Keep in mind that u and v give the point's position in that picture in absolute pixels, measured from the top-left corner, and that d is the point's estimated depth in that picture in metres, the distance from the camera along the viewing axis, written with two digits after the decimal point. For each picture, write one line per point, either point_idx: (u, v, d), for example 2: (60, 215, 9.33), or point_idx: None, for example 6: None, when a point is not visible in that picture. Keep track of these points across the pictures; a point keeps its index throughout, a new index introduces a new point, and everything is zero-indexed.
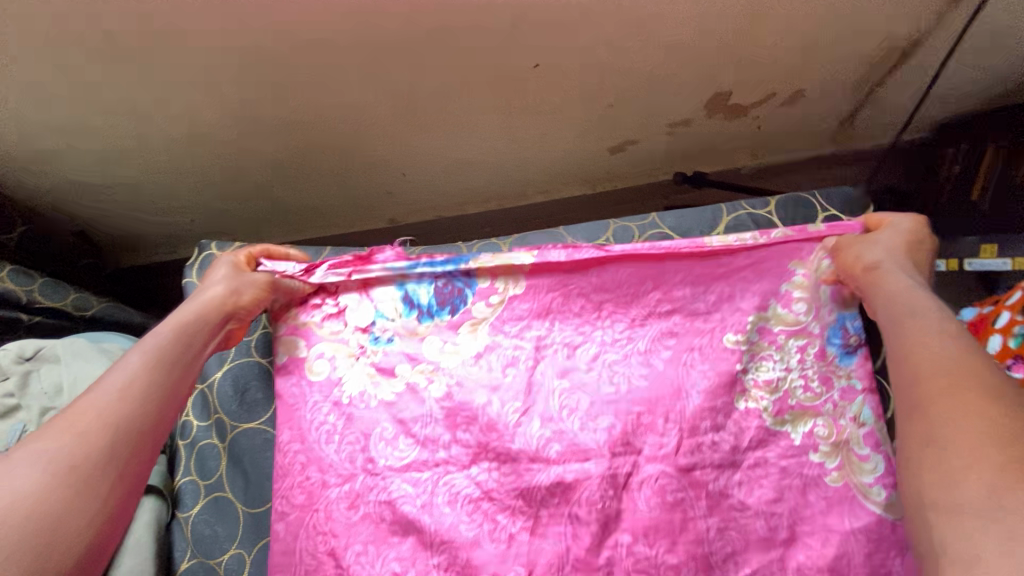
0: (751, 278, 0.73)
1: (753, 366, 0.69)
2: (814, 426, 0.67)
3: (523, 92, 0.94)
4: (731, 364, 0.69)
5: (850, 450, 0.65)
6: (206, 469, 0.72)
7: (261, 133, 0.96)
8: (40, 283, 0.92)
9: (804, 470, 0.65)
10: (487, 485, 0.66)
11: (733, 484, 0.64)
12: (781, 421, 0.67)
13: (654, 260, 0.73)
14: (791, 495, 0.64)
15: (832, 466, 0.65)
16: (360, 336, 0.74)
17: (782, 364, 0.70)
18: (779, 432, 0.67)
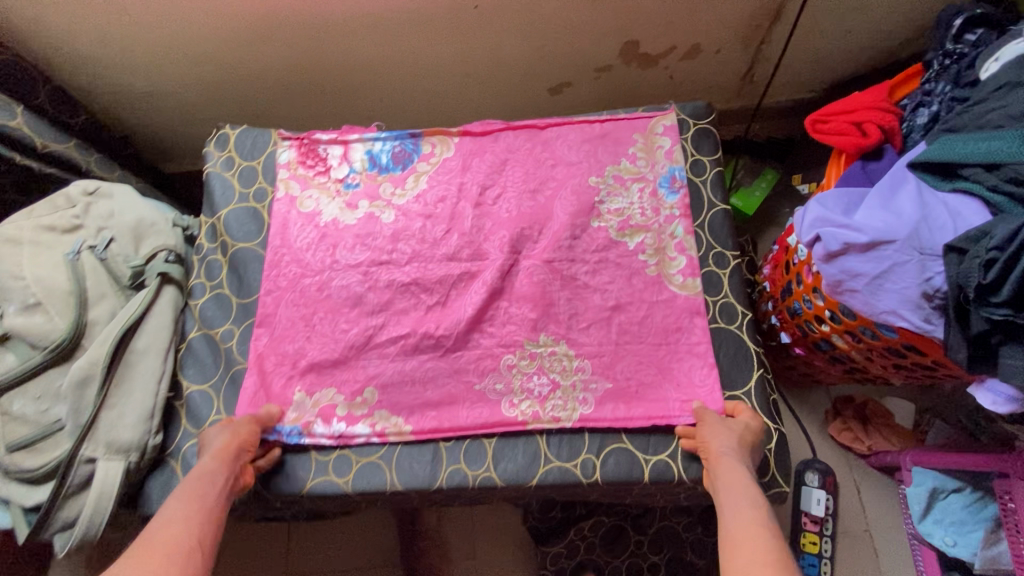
0: (616, 142, 1.00)
1: (607, 199, 0.97)
2: (644, 238, 0.94)
3: (471, 30, 1.20)
4: (591, 196, 0.96)
5: (666, 256, 0.93)
6: (212, 274, 0.99)
7: (269, 56, 1.25)
8: (95, 158, 1.21)
9: (632, 262, 0.93)
10: (413, 275, 0.94)
11: (581, 271, 0.93)
12: (623, 233, 0.94)
13: (543, 131, 1.02)
14: (622, 279, 0.92)
15: (653, 262, 0.93)
16: (336, 184, 1.03)
17: (628, 199, 0.97)
18: (621, 240, 0.94)
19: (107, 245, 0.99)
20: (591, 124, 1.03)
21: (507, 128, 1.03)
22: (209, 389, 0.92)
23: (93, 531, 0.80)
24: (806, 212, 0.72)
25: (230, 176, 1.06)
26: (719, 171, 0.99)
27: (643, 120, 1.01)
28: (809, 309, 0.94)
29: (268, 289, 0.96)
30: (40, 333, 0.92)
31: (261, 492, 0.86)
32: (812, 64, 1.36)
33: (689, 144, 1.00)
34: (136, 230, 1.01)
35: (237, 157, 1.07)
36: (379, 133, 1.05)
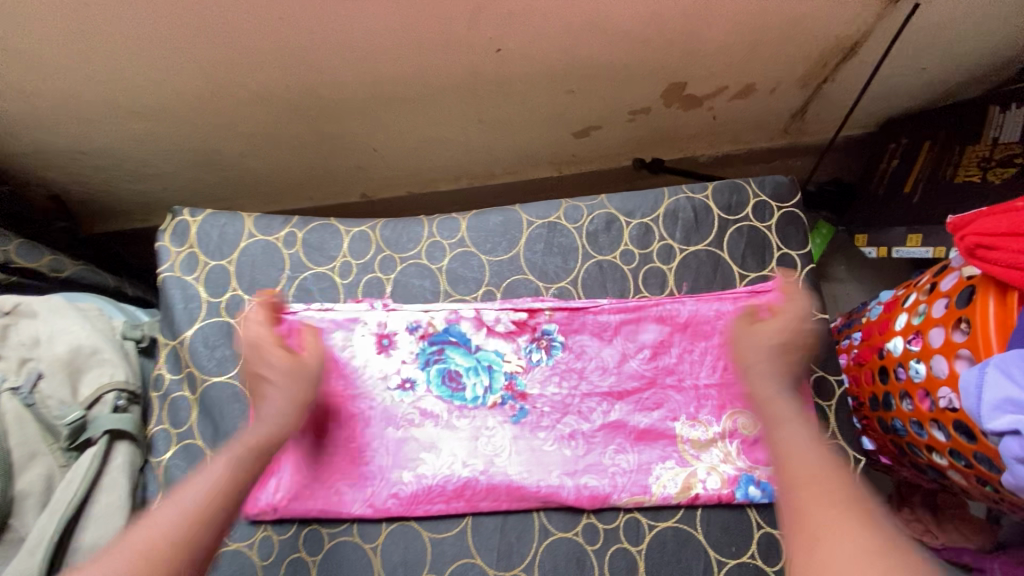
0: (700, 337, 0.78)
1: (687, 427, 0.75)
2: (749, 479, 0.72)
3: (490, 76, 0.98)
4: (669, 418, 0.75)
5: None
6: (178, 419, 0.77)
7: (234, 106, 1.00)
8: (16, 244, 0.95)
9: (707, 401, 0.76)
10: (443, 418, 0.76)
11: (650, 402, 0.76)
12: (714, 478, 0.71)
13: (605, 317, 0.79)
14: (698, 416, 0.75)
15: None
16: (338, 380, 0.76)
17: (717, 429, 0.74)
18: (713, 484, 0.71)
19: (33, 385, 0.75)
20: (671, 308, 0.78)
21: (560, 310, 0.79)
22: None
23: None
24: (981, 381, 0.55)
25: (194, 279, 0.83)
26: (812, 268, 0.81)
27: (737, 290, 0.79)
28: (920, 436, 0.79)
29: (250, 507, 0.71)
30: None
31: None
32: (875, 104, 1.19)
33: (774, 235, 0.82)
34: (71, 363, 0.77)
35: (202, 254, 0.83)
36: (400, 308, 0.79)
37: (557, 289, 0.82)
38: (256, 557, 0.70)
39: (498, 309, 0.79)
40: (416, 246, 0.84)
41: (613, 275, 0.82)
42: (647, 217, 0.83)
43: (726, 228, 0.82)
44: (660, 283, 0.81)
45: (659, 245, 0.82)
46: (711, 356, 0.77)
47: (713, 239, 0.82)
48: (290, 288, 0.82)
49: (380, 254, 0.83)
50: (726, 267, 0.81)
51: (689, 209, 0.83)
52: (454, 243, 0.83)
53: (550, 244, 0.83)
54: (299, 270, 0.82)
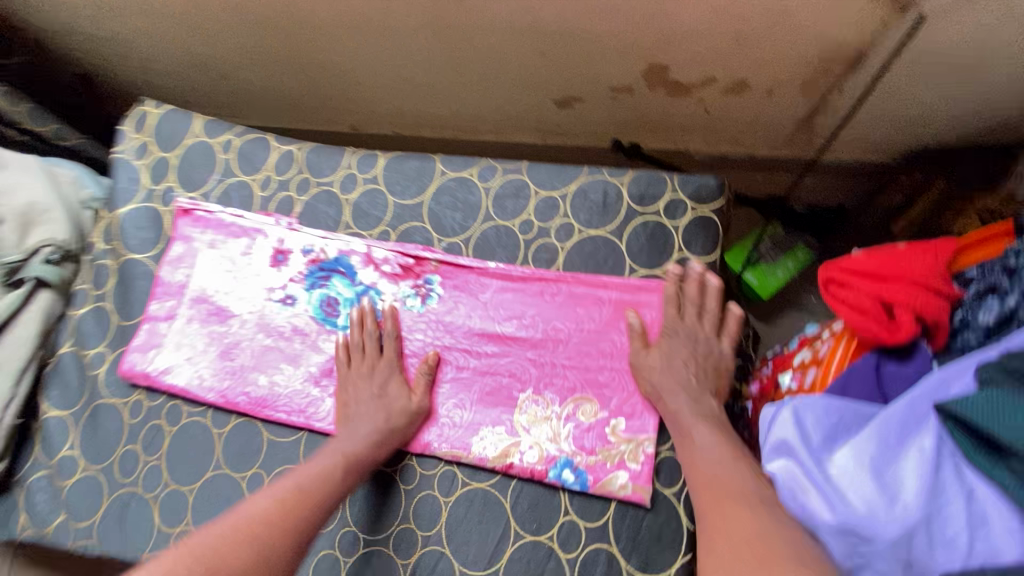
0: (572, 320, 0.76)
1: (529, 407, 0.74)
2: (570, 469, 0.71)
3: (459, 25, 0.97)
4: (518, 391, 0.75)
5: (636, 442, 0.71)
6: (99, 282, 0.87)
7: (222, 17, 1.05)
8: (27, 107, 1.07)
9: (558, 385, 0.75)
10: (312, 338, 0.80)
11: (501, 370, 0.76)
12: (536, 458, 0.72)
13: (484, 279, 0.79)
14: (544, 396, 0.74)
15: (617, 449, 0.71)
16: (229, 280, 0.83)
17: (558, 412, 0.74)
18: (535, 464, 0.72)
19: None
20: (550, 285, 0.78)
21: (444, 262, 0.80)
22: (68, 418, 0.81)
23: None
24: (778, 422, 0.52)
25: (140, 164, 0.91)
26: (710, 277, 0.77)
27: (622, 282, 0.76)
28: None
29: (128, 371, 0.81)
30: None
31: (81, 492, 0.79)
32: (891, 132, 1.05)
33: (679, 236, 0.78)
34: (24, 215, 0.88)
35: (152, 143, 0.91)
36: (302, 227, 0.83)
37: (449, 243, 0.82)
38: (126, 414, 0.81)
39: (387, 248, 0.81)
40: (332, 172, 0.87)
41: (506, 242, 0.81)
42: (556, 191, 0.81)
43: (632, 217, 0.79)
44: (550, 259, 0.79)
45: (560, 221, 0.80)
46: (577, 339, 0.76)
47: (615, 226, 0.79)
48: (216, 189, 0.88)
49: (300, 175, 0.87)
50: (620, 257, 0.78)
51: (600, 191, 0.80)
52: (368, 179, 0.86)
53: (456, 198, 0.84)
54: (227, 173, 0.88)
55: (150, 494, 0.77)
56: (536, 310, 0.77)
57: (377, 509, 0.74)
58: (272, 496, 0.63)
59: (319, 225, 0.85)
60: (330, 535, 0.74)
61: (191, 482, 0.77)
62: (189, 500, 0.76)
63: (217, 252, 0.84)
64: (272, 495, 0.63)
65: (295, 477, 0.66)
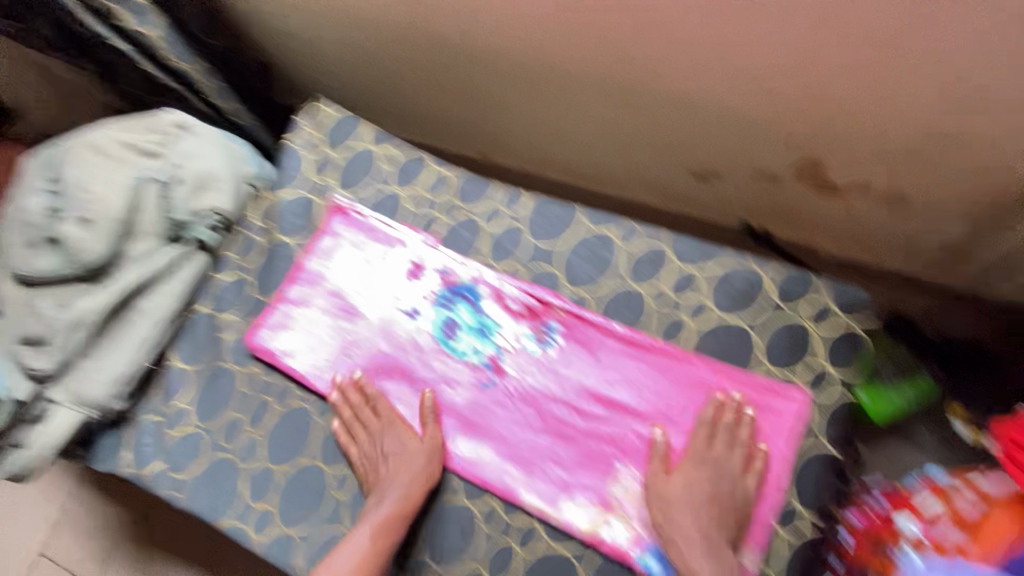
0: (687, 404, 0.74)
1: (626, 482, 0.72)
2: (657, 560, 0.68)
3: (624, 85, 1.01)
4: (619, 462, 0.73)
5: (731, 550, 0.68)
6: (245, 255, 0.94)
7: (406, 38, 1.15)
8: (217, 85, 1.20)
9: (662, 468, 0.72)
10: (426, 354, 0.82)
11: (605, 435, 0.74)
12: (625, 538, 0.70)
13: (606, 338, 0.78)
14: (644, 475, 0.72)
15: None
16: (363, 282, 0.87)
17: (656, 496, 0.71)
18: (621, 543, 0.70)
19: (170, 185, 0.98)
20: (673, 362, 0.76)
21: (569, 311, 0.80)
22: (190, 372, 0.87)
23: (27, 473, 0.78)
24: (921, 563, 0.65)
25: (309, 157, 0.99)
26: (845, 395, 0.72)
27: (751, 378, 0.74)
28: None
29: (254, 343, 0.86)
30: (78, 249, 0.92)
31: (182, 445, 0.83)
32: None
33: (819, 342, 0.74)
34: (199, 181, 0.99)
35: (323, 140, 0.99)
36: (442, 248, 0.87)
37: (576, 294, 0.82)
38: (240, 383, 0.85)
39: (518, 287, 0.82)
40: (479, 203, 0.91)
41: (634, 306, 0.80)
42: (696, 268, 0.80)
43: (771, 313, 0.76)
44: (677, 335, 0.78)
45: (694, 299, 0.79)
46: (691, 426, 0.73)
47: (752, 317, 0.77)
48: (370, 195, 0.94)
49: (447, 197, 0.92)
50: (750, 351, 0.76)
51: (742, 279, 0.78)
52: (511, 215, 0.89)
53: (592, 252, 0.84)
54: (383, 182, 0.95)
55: (242, 465, 0.81)
56: (652, 384, 0.75)
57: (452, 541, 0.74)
58: (345, 574, 0.67)
59: (456, 249, 0.88)
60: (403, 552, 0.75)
61: (285, 464, 0.80)
62: (278, 481, 0.79)
63: (359, 253, 0.89)
64: (343, 562, 0.68)
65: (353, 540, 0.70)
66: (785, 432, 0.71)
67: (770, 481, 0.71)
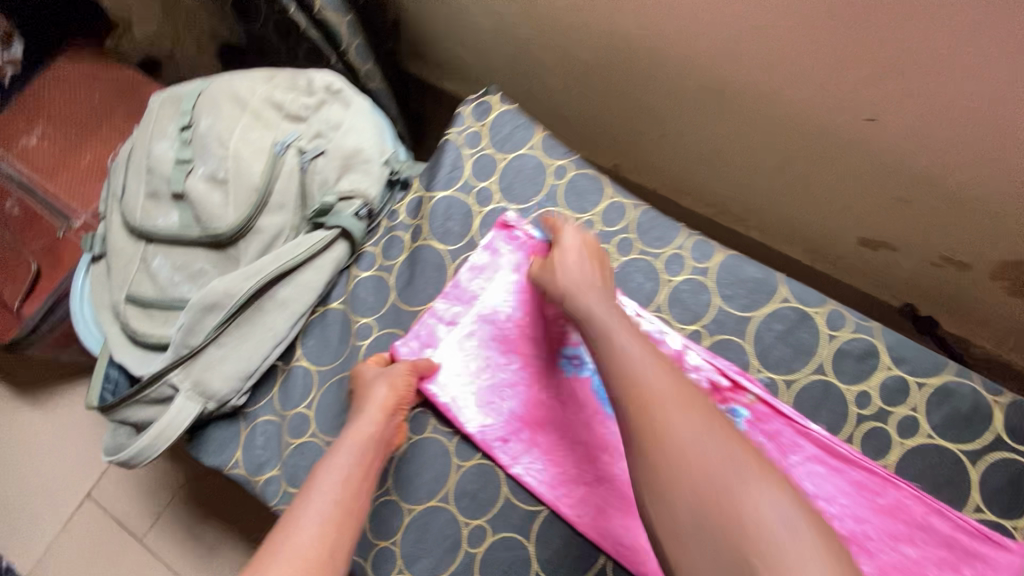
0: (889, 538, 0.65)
1: None
2: None
3: (839, 141, 0.91)
4: None
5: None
6: (388, 253, 0.84)
7: (586, 31, 1.03)
8: (358, 42, 1.07)
9: None
10: (588, 414, 0.72)
11: None
12: None
13: (803, 441, 0.68)
14: None
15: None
16: (523, 314, 0.77)
17: None
18: None
19: (314, 156, 0.87)
20: (878, 485, 0.66)
21: (763, 401, 0.70)
22: (315, 375, 0.79)
23: (134, 461, 0.70)
24: None
25: (469, 153, 0.87)
26: None
27: (967, 520, 0.64)
28: None
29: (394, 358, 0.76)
30: (212, 214, 0.84)
31: (298, 457, 0.75)
32: None
33: None
34: (347, 158, 0.86)
35: (486, 136, 0.88)
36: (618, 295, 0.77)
37: (767, 378, 0.73)
38: None
39: (704, 359, 0.72)
40: (661, 248, 0.79)
41: (834, 405, 0.71)
42: (914, 377, 0.70)
43: (998, 448, 0.67)
44: (881, 449, 0.69)
45: (906, 412, 0.69)
46: (891, 561, 0.64)
47: (971, 448, 0.68)
48: (535, 211, 0.84)
49: (625, 233, 0.81)
50: (963, 486, 0.67)
51: (969, 402, 0.68)
52: (698, 269, 0.78)
53: (791, 333, 0.74)
54: (553, 200, 0.84)
55: None
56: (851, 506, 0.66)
57: None
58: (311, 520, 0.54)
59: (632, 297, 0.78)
60: None
61: (414, 503, 0.72)
62: (404, 521, 0.71)
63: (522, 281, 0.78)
64: (317, 505, 0.56)
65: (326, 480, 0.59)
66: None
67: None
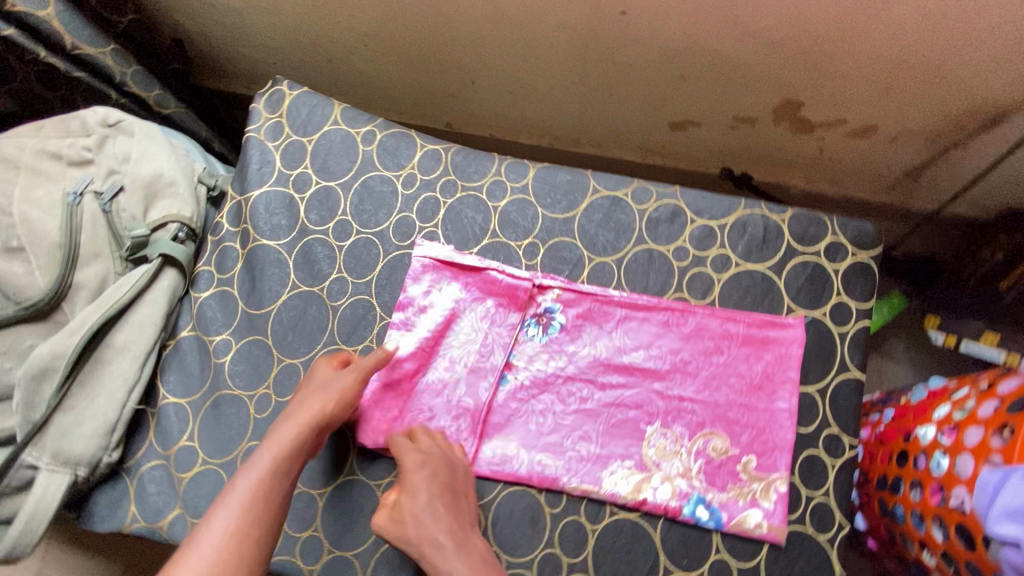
0: (713, 349, 0.75)
1: (681, 444, 0.72)
2: (743, 516, 0.69)
3: (607, 40, 0.97)
4: (666, 425, 0.73)
5: (768, 480, 0.70)
6: (223, 266, 0.83)
7: (354, 0, 1.02)
8: (134, 70, 1.01)
9: (707, 420, 0.73)
10: (466, 344, 0.77)
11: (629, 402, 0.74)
12: (684, 497, 0.70)
13: (611, 305, 0.77)
14: (690, 427, 0.72)
15: (750, 486, 0.70)
16: (371, 279, 0.81)
17: (695, 450, 0.72)
18: (675, 500, 0.70)
19: (113, 195, 0.83)
20: (686, 312, 0.76)
21: (576, 290, 0.78)
22: (187, 406, 0.78)
23: (17, 553, 0.67)
24: None
25: (275, 147, 0.87)
26: (865, 324, 0.76)
27: (753, 315, 0.76)
28: (917, 530, 0.75)
29: (254, 357, 0.79)
30: (15, 285, 0.78)
31: (198, 487, 0.74)
32: (993, 191, 1.06)
33: (838, 279, 0.77)
34: (150, 186, 0.84)
35: (287, 126, 0.87)
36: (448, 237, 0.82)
37: (599, 263, 0.80)
38: (252, 408, 0.77)
39: (508, 275, 0.78)
40: (481, 179, 0.84)
41: (660, 267, 0.79)
42: (714, 220, 0.80)
43: (792, 256, 0.78)
44: (704, 289, 0.78)
45: (717, 252, 0.79)
46: (710, 372, 0.74)
47: (773, 263, 0.78)
48: (355, 182, 0.85)
49: (445, 176, 0.85)
50: (778, 295, 0.77)
51: (760, 226, 0.78)
52: (517, 188, 0.83)
53: (609, 218, 0.81)
54: (370, 168, 0.85)
55: None
56: (667, 342, 0.76)
57: (519, 532, 0.71)
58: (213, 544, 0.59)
59: (471, 231, 0.83)
60: None
61: (324, 485, 0.74)
62: (320, 504, 0.74)
63: (368, 249, 0.82)
64: (229, 508, 0.61)
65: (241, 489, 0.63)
66: (794, 360, 0.74)
67: (791, 409, 0.72)
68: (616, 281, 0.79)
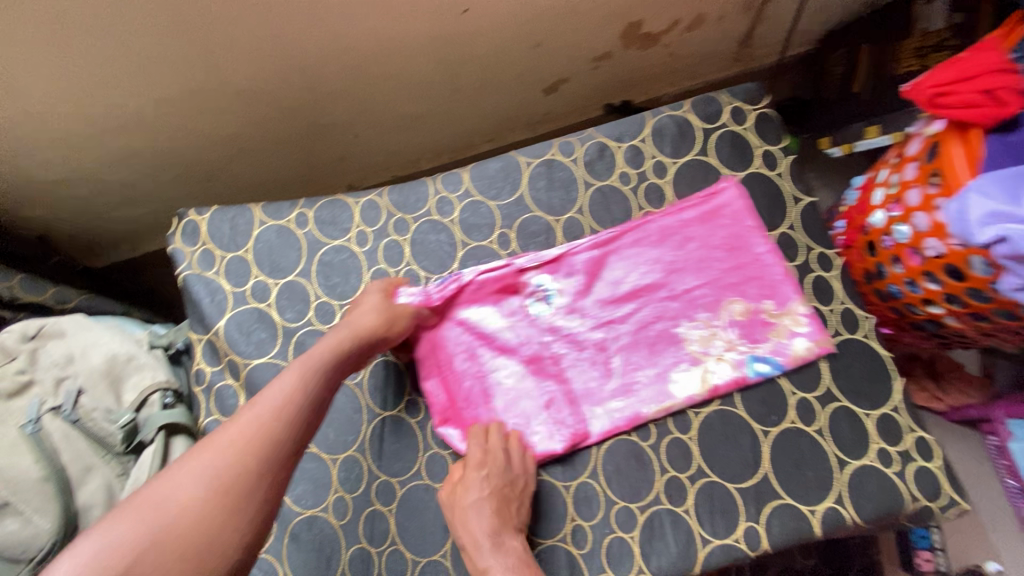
0: (684, 240, 0.82)
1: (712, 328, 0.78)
2: (794, 348, 0.77)
3: (460, 39, 1.03)
4: (693, 317, 0.79)
5: (790, 311, 0.78)
6: (227, 406, 0.79)
7: (213, 111, 1.00)
8: (19, 278, 0.94)
9: (717, 296, 0.79)
10: (498, 348, 0.79)
11: (651, 317, 0.79)
12: (742, 365, 0.76)
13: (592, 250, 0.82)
14: (710, 308, 0.79)
15: (782, 324, 0.78)
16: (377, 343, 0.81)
17: (723, 325, 0.78)
18: (736, 371, 0.76)
19: (75, 401, 0.75)
20: (646, 223, 0.83)
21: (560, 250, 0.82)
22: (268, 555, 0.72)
23: None
24: None
25: (217, 273, 0.83)
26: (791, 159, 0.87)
27: (694, 197, 0.83)
28: (915, 294, 0.86)
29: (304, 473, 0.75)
30: (16, 545, 0.66)
31: None
32: (812, 21, 1.24)
33: (753, 135, 0.87)
34: (109, 373, 0.79)
35: (217, 248, 0.84)
36: (425, 265, 0.84)
37: (566, 220, 0.85)
38: (333, 517, 0.74)
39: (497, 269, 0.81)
40: (424, 204, 0.86)
41: (616, 197, 0.86)
42: (636, 139, 0.87)
43: (710, 135, 0.87)
44: (658, 197, 0.86)
45: (652, 162, 0.87)
46: (696, 259, 0.81)
47: (699, 149, 0.87)
48: (311, 265, 0.84)
49: (391, 217, 0.86)
50: (716, 171, 0.86)
51: (673, 124, 0.87)
52: (461, 195, 0.86)
53: (552, 180, 0.87)
54: (320, 245, 0.84)
55: None
56: (651, 253, 0.82)
57: (632, 478, 0.74)
58: (196, 486, 0.53)
59: (442, 252, 0.85)
60: (603, 523, 0.72)
61: (442, 544, 0.72)
62: (450, 564, 0.72)
63: None
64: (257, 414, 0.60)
65: (210, 461, 0.55)
66: (748, 213, 0.82)
67: (772, 248, 0.80)
68: (587, 227, 0.85)
